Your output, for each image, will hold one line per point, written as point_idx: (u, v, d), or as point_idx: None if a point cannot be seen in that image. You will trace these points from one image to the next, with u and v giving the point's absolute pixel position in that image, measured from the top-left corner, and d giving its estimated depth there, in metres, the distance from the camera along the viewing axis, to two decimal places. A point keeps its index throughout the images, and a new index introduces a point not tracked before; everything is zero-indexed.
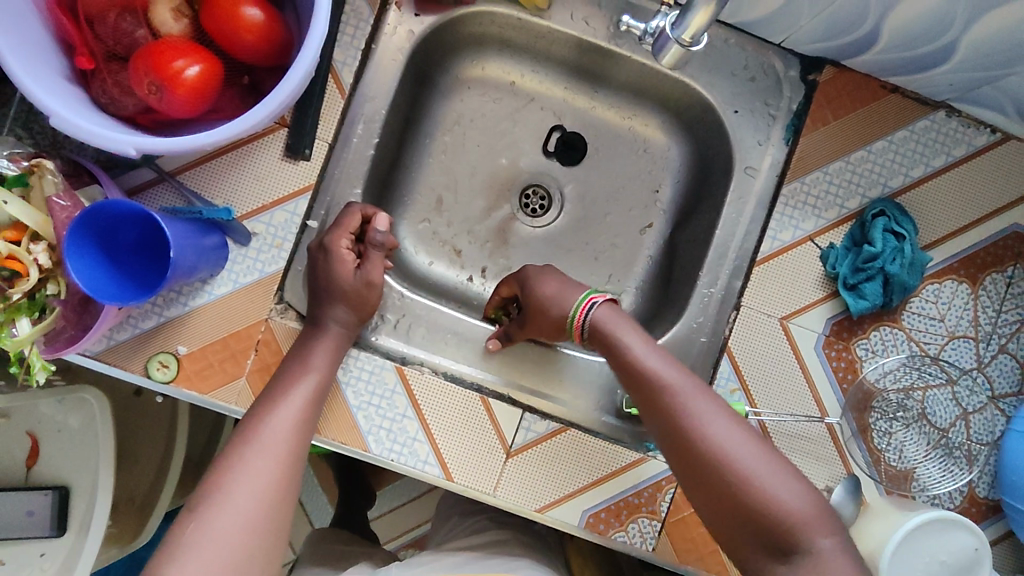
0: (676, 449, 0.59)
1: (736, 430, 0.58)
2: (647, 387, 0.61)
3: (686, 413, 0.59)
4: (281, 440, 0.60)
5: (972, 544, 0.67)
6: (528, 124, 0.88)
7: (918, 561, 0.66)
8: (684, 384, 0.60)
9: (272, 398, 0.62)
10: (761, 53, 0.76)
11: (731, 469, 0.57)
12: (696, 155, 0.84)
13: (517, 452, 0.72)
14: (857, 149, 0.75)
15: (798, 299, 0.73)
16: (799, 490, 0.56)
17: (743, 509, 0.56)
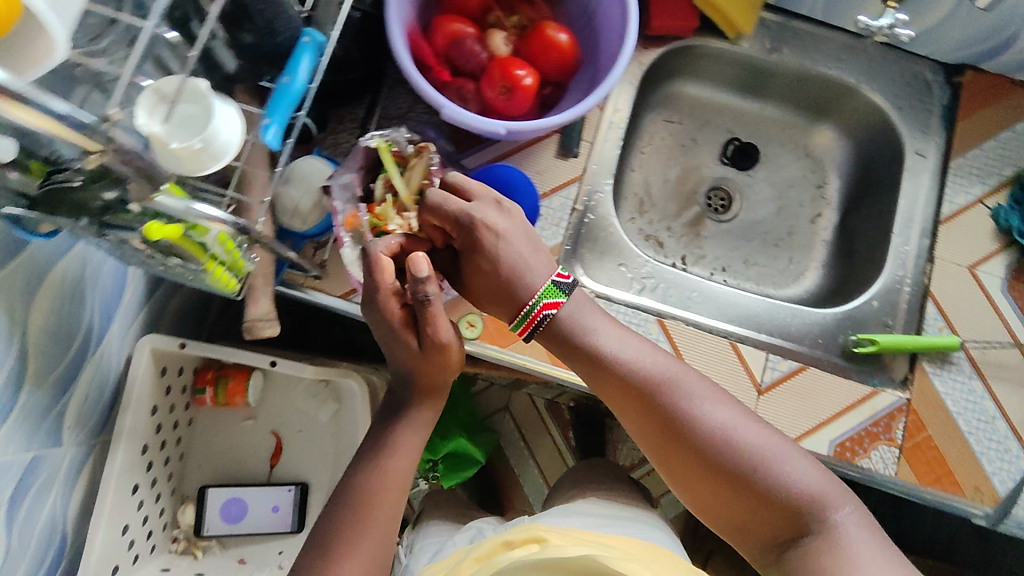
0: (680, 437, 0.64)
1: (713, 406, 0.65)
2: (638, 385, 0.67)
3: (680, 399, 0.65)
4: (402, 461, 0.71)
5: None
6: (708, 139, 1.06)
7: None
8: (654, 368, 0.67)
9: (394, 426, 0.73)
10: (911, 63, 0.95)
11: (711, 443, 0.63)
12: (857, 152, 1.02)
13: (766, 389, 0.82)
14: (1002, 131, 0.92)
15: (980, 251, 0.88)
16: (796, 466, 0.61)
17: (741, 480, 0.62)
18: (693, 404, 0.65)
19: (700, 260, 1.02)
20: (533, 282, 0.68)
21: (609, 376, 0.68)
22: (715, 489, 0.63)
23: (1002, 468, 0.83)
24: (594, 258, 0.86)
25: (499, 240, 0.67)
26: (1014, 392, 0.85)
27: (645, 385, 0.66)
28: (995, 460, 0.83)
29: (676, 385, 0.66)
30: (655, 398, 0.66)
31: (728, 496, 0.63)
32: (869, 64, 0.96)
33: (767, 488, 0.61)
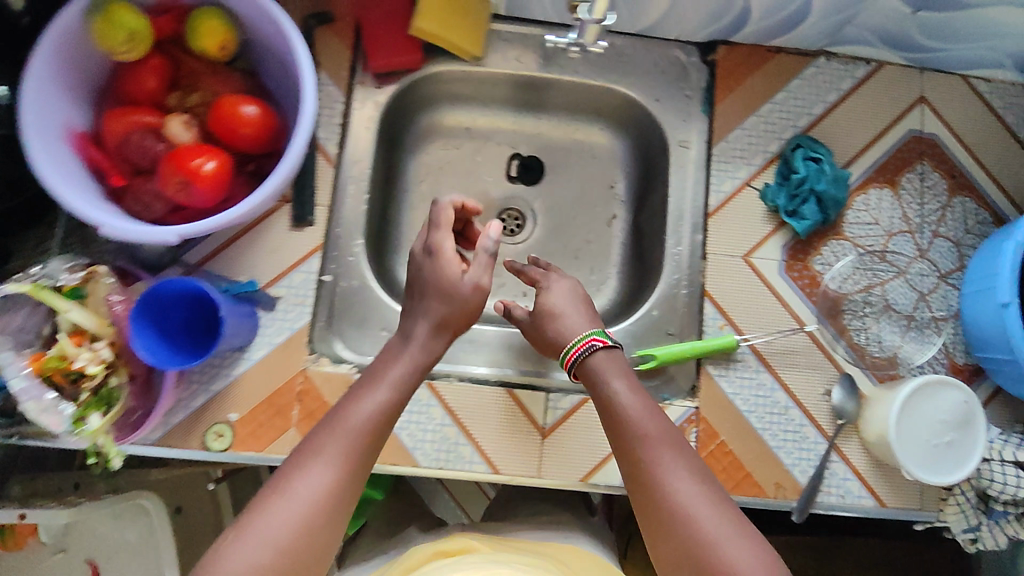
0: (652, 495, 0.62)
1: (686, 476, 0.62)
2: (631, 433, 0.66)
3: (660, 461, 0.63)
4: (346, 439, 0.63)
5: (961, 398, 0.76)
6: (490, 159, 1.00)
7: (922, 425, 0.76)
8: (653, 432, 0.65)
9: (330, 421, 0.64)
10: (664, 48, 0.90)
11: (685, 522, 0.59)
12: (638, 147, 0.97)
13: (550, 430, 0.81)
14: (763, 104, 0.88)
15: (753, 237, 0.85)
16: (745, 553, 0.57)
17: (696, 557, 0.58)
18: (658, 464, 0.63)
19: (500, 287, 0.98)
20: (572, 325, 0.76)
21: (629, 455, 0.65)
22: (674, 561, 0.60)
23: (799, 456, 0.82)
24: (354, 329, 0.83)
25: (550, 292, 0.80)
26: (802, 375, 0.83)
27: (666, 444, 0.64)
28: (793, 448, 0.82)
29: (655, 443, 0.64)
30: (692, 462, 0.64)
31: (686, 573, 0.59)
32: (619, 57, 0.90)
33: (718, 570, 0.57)
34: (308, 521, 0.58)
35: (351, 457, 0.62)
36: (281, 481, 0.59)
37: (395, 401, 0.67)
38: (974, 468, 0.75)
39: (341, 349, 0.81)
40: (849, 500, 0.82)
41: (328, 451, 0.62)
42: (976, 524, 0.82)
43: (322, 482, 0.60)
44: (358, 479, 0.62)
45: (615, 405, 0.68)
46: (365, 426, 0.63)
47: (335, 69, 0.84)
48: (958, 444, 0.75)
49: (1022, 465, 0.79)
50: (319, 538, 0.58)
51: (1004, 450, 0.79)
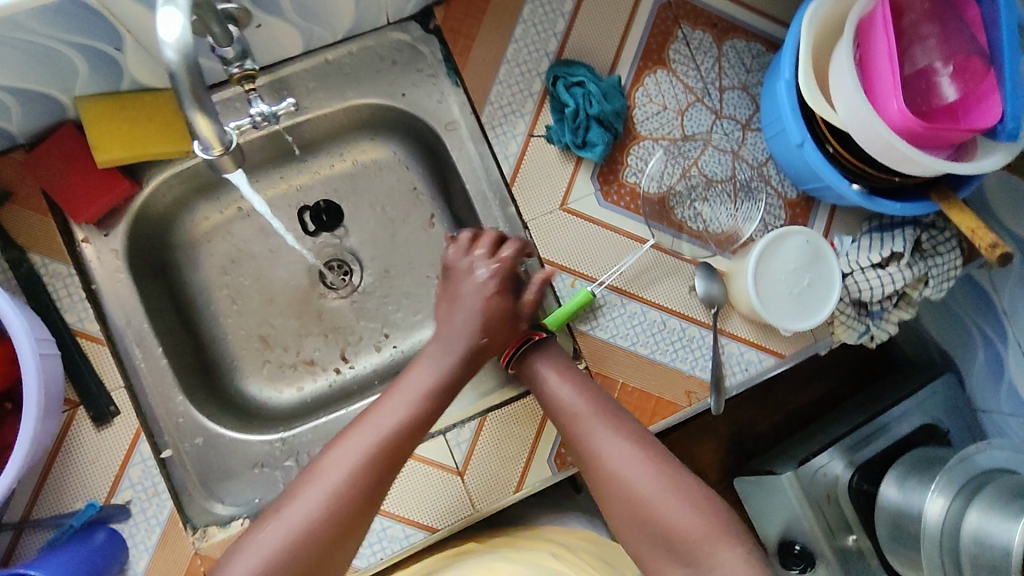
0: (598, 468, 0.68)
1: (630, 448, 0.68)
2: (567, 419, 0.71)
3: (598, 441, 0.69)
4: (329, 500, 0.61)
5: (803, 240, 0.76)
6: (280, 225, 0.91)
7: (776, 283, 0.76)
8: (586, 410, 0.71)
9: (359, 427, 0.66)
10: (383, 38, 0.81)
11: (632, 484, 0.66)
12: (413, 142, 0.89)
13: (466, 466, 0.76)
14: (507, 48, 0.82)
15: (561, 184, 0.81)
16: (682, 512, 0.64)
17: (642, 513, 0.65)
18: (594, 440, 0.69)
19: (359, 344, 0.91)
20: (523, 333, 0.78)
21: (568, 421, 0.71)
22: (619, 517, 0.67)
23: (697, 355, 0.81)
24: (227, 485, 0.74)
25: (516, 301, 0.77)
26: (663, 286, 0.82)
27: (610, 423, 0.70)
28: (691, 351, 0.81)
29: (600, 425, 0.70)
30: (636, 435, 0.69)
31: (626, 525, 0.66)
32: (343, 71, 0.81)
33: (658, 521, 0.64)
34: (333, 504, 0.61)
35: (371, 455, 0.64)
36: (337, 457, 0.64)
37: (431, 408, 0.69)
38: (838, 297, 0.76)
39: (223, 509, 0.73)
40: (757, 369, 0.82)
41: (372, 437, 0.65)
42: (865, 328, 0.83)
43: (349, 475, 0.63)
44: (388, 472, 0.65)
45: (547, 394, 0.73)
46: (370, 438, 0.65)
47: (49, 243, 0.72)
48: (816, 280, 0.76)
49: (879, 265, 0.81)
50: (334, 547, 0.61)
51: (860, 258, 0.81)
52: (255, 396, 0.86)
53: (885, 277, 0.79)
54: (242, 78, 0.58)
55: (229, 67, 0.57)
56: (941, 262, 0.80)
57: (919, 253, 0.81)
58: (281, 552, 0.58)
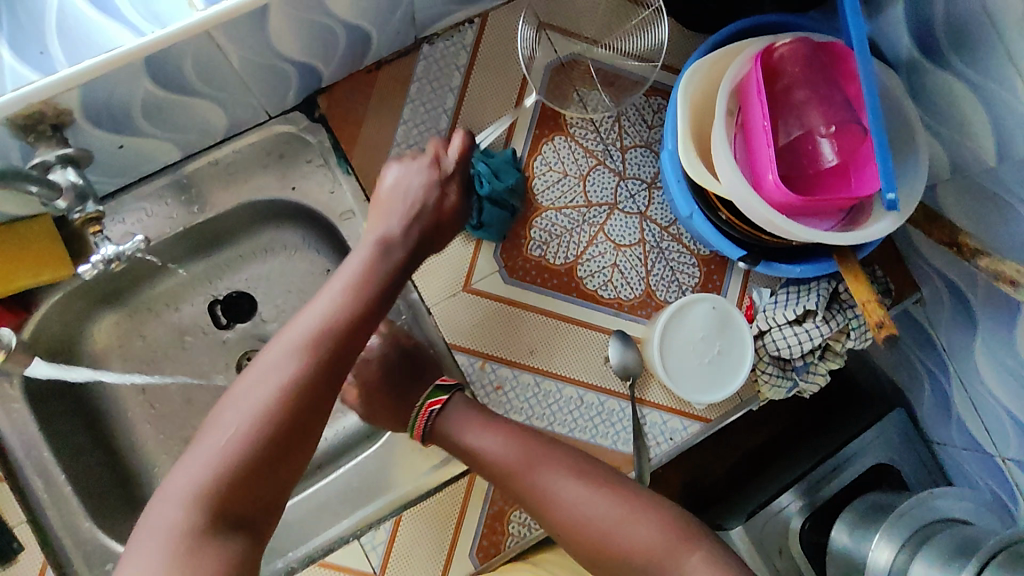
0: (549, 508, 0.66)
1: (578, 479, 0.67)
2: (503, 470, 0.68)
3: (540, 479, 0.67)
4: (182, 503, 0.52)
5: (710, 306, 0.74)
6: (191, 321, 0.90)
7: (686, 352, 0.73)
8: (522, 451, 0.69)
9: (235, 395, 0.58)
10: (268, 131, 0.80)
11: (582, 515, 0.65)
12: (317, 228, 0.87)
13: (384, 569, 0.75)
14: (394, 130, 0.80)
15: (462, 266, 0.79)
16: (640, 531, 0.63)
17: (597, 547, 0.64)
18: (536, 481, 0.67)
19: None
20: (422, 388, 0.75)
21: (502, 473, 0.69)
22: (581, 552, 0.64)
23: (618, 429, 0.79)
24: None
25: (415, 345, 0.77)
26: (577, 361, 0.79)
27: (550, 458, 0.68)
28: (611, 426, 0.79)
29: (541, 464, 0.68)
30: (579, 468, 0.68)
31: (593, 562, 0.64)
32: (229, 170, 0.79)
33: (622, 552, 0.63)
34: (183, 520, 0.52)
35: (245, 437, 0.55)
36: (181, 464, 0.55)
37: (325, 352, 0.59)
38: (751, 367, 0.74)
39: None
40: (682, 437, 0.80)
41: (225, 431, 0.55)
42: (792, 383, 0.80)
43: (253, 419, 0.56)
44: (267, 457, 0.55)
45: (470, 449, 0.70)
46: (285, 359, 0.58)
47: None
48: (727, 350, 0.74)
49: (798, 319, 0.77)
50: (195, 559, 0.50)
51: (777, 314, 0.78)
52: None
53: (802, 335, 0.76)
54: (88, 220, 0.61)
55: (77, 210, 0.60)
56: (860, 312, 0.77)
57: (837, 304, 0.78)
58: None
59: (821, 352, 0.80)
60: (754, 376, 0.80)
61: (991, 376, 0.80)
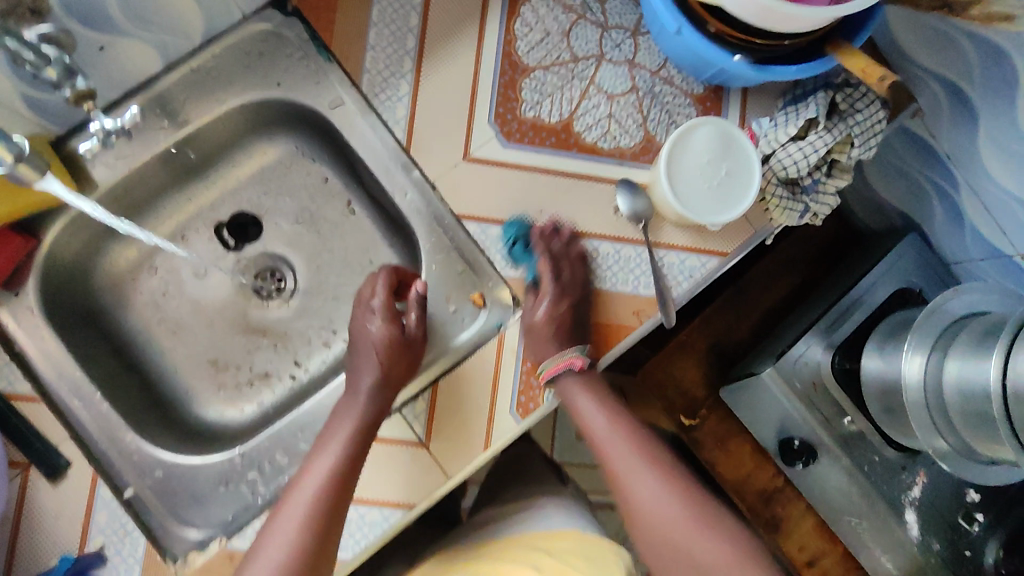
0: (636, 475, 0.76)
1: (663, 484, 0.76)
2: (593, 436, 0.80)
3: (632, 488, 0.76)
4: (317, 487, 0.68)
5: (716, 130, 0.75)
6: (198, 246, 0.90)
7: (691, 171, 0.75)
8: (622, 451, 0.78)
9: (327, 440, 0.71)
10: (244, 32, 0.79)
11: (658, 518, 0.74)
12: (310, 132, 0.87)
13: (429, 436, 0.76)
14: (369, 10, 0.79)
15: (459, 136, 0.78)
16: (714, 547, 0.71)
17: (661, 542, 0.74)
18: (625, 483, 0.77)
19: (309, 346, 0.90)
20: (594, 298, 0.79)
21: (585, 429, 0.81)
22: (654, 553, 0.74)
23: (637, 274, 0.79)
24: (198, 510, 0.74)
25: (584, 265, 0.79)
26: (587, 213, 0.80)
27: (660, 470, 0.77)
28: (633, 272, 0.79)
29: (637, 467, 0.77)
30: (651, 458, 0.78)
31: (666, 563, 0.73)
32: (212, 75, 0.79)
33: (692, 552, 0.71)
34: (320, 499, 0.67)
35: (331, 482, 0.68)
36: (292, 495, 0.68)
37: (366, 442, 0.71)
38: (751, 200, 0.74)
39: (197, 533, 0.74)
40: (701, 274, 0.80)
41: (309, 486, 0.68)
42: (805, 207, 0.80)
43: (334, 472, 0.69)
44: (351, 481, 0.69)
45: (575, 410, 0.79)
46: (357, 401, 0.73)
47: None
48: (732, 168, 0.75)
49: (797, 137, 0.78)
50: (330, 528, 0.67)
51: (777, 135, 0.78)
52: (218, 420, 0.86)
53: (807, 148, 0.77)
54: (78, 98, 0.66)
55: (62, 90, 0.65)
56: (863, 120, 0.77)
57: (837, 114, 0.78)
58: (294, 532, 0.66)
59: (827, 170, 0.81)
60: (764, 202, 0.80)
61: (996, 168, 0.81)
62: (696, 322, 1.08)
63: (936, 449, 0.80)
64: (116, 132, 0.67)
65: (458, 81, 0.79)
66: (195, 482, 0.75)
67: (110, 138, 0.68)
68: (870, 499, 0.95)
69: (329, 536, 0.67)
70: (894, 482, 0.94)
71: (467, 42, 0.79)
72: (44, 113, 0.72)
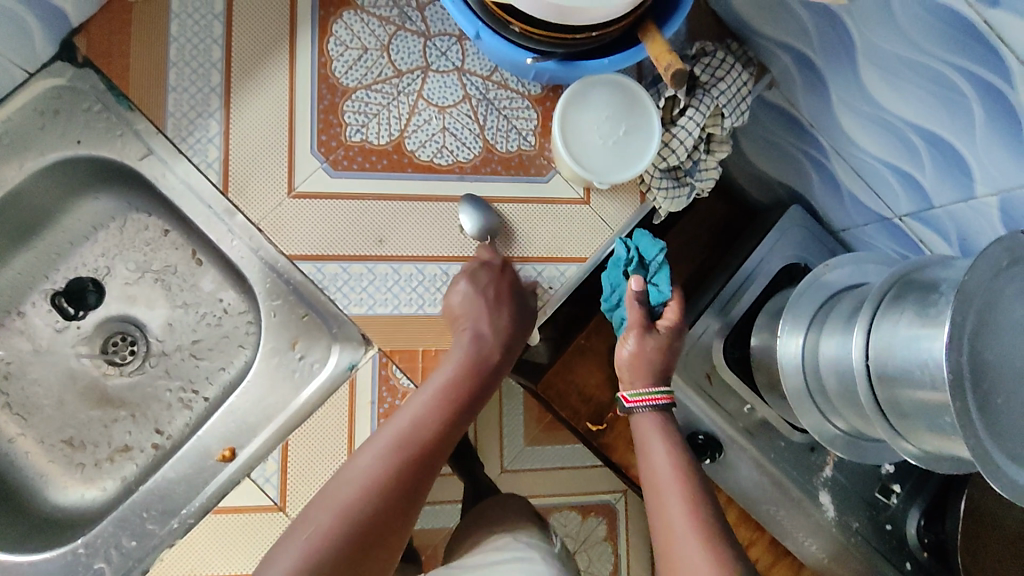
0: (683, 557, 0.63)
1: (705, 550, 0.63)
2: (659, 478, 0.69)
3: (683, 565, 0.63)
4: (371, 477, 0.62)
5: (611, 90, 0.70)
6: (36, 321, 0.84)
7: (589, 131, 0.70)
8: (683, 504, 0.67)
9: (399, 426, 0.66)
10: (33, 89, 0.73)
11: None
12: (134, 185, 0.81)
13: (286, 499, 0.70)
14: (166, 50, 0.73)
15: (281, 172, 0.73)
16: (702, 560, 0.62)
17: None
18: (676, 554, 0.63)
19: (170, 411, 0.84)
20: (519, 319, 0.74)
21: (649, 479, 0.70)
22: None
23: None
24: None
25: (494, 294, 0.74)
26: (430, 235, 0.75)
27: (714, 536, 0.64)
28: None
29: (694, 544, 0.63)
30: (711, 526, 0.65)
31: None
32: (5, 140, 0.73)
33: None
34: (348, 528, 0.59)
35: (391, 487, 0.62)
36: (311, 518, 0.59)
37: (388, 503, 0.62)
38: (643, 169, 0.69)
39: None
40: (563, 283, 0.76)
41: (326, 513, 0.59)
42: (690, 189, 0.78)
43: (398, 459, 0.64)
44: (382, 517, 0.61)
45: (648, 460, 0.71)
46: (451, 379, 0.69)
47: None
48: (630, 130, 0.70)
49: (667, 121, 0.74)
50: (370, 548, 0.59)
51: None
52: (77, 503, 0.80)
53: (681, 133, 0.73)
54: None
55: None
56: (727, 88, 0.72)
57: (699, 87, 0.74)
58: None
59: (705, 145, 0.78)
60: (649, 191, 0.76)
61: (861, 135, 0.77)
62: (593, 324, 1.03)
63: (824, 434, 0.77)
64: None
65: (272, 114, 0.73)
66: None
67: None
68: (783, 487, 0.91)
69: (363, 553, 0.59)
70: (805, 466, 0.91)
71: (277, 70, 0.74)
72: None
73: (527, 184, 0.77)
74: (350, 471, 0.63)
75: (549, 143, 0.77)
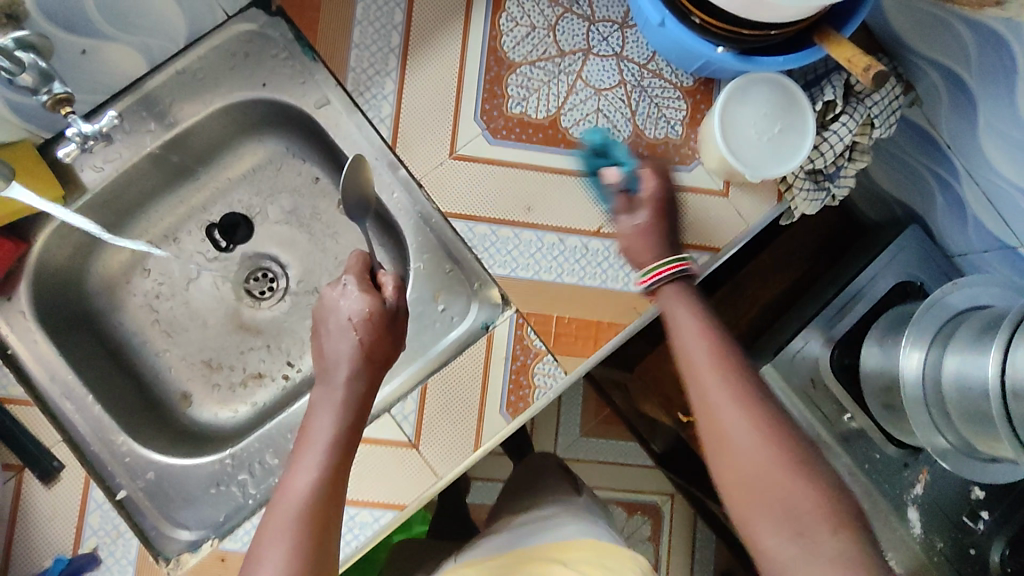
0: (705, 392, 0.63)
1: (751, 422, 0.61)
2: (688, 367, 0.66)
3: (709, 397, 0.63)
4: (299, 495, 0.60)
5: (770, 91, 0.74)
6: (190, 248, 0.90)
7: (746, 127, 0.73)
8: (706, 356, 0.65)
9: (304, 446, 0.64)
10: (228, 33, 0.79)
11: (724, 429, 0.61)
12: (297, 132, 0.87)
13: (419, 437, 0.76)
14: (353, 8, 0.78)
15: (445, 134, 0.78)
16: (731, 402, 0.62)
17: (731, 459, 0.61)
18: (703, 396, 0.63)
19: (301, 345, 0.90)
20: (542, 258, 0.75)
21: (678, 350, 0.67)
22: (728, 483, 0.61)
23: (625, 270, 0.78)
24: (189, 511, 0.76)
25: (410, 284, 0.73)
26: (576, 209, 0.79)
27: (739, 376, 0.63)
28: (628, 269, 0.78)
29: (713, 384, 0.63)
30: (742, 380, 0.63)
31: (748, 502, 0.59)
32: (198, 78, 0.79)
33: (768, 489, 0.58)
34: (295, 557, 0.57)
35: (314, 505, 0.60)
36: (261, 555, 0.58)
37: (331, 502, 0.61)
38: (796, 165, 0.72)
39: (189, 534, 0.75)
40: (694, 270, 0.78)
41: (275, 543, 0.58)
42: (827, 194, 0.80)
43: (319, 473, 0.62)
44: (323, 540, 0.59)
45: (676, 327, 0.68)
46: (334, 389, 0.67)
47: None
48: (788, 129, 0.73)
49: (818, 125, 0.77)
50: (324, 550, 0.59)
51: None
52: (212, 420, 0.87)
53: (832, 138, 0.76)
54: (56, 103, 0.66)
55: (40, 97, 0.66)
56: (880, 100, 0.76)
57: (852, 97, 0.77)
58: None
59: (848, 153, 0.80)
60: (789, 190, 0.79)
61: (1002, 161, 0.78)
62: None
63: (936, 447, 0.79)
64: (93, 137, 0.69)
65: (442, 78, 0.78)
66: (186, 483, 0.76)
67: (87, 142, 0.70)
68: (873, 499, 0.93)
69: (323, 533, 0.60)
70: (894, 478, 0.93)
71: (451, 38, 0.79)
72: (21, 115, 0.71)
73: (671, 171, 0.80)
74: (251, 570, 0.59)
75: (696, 134, 0.80)
